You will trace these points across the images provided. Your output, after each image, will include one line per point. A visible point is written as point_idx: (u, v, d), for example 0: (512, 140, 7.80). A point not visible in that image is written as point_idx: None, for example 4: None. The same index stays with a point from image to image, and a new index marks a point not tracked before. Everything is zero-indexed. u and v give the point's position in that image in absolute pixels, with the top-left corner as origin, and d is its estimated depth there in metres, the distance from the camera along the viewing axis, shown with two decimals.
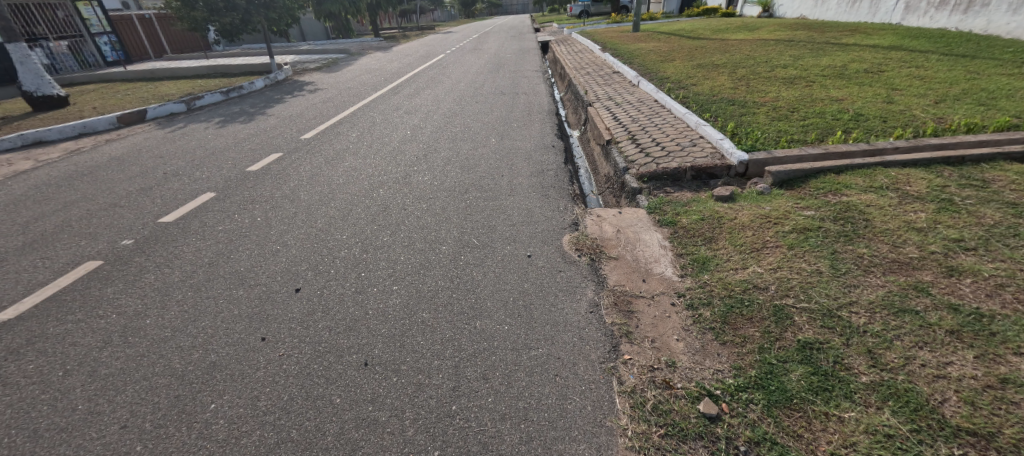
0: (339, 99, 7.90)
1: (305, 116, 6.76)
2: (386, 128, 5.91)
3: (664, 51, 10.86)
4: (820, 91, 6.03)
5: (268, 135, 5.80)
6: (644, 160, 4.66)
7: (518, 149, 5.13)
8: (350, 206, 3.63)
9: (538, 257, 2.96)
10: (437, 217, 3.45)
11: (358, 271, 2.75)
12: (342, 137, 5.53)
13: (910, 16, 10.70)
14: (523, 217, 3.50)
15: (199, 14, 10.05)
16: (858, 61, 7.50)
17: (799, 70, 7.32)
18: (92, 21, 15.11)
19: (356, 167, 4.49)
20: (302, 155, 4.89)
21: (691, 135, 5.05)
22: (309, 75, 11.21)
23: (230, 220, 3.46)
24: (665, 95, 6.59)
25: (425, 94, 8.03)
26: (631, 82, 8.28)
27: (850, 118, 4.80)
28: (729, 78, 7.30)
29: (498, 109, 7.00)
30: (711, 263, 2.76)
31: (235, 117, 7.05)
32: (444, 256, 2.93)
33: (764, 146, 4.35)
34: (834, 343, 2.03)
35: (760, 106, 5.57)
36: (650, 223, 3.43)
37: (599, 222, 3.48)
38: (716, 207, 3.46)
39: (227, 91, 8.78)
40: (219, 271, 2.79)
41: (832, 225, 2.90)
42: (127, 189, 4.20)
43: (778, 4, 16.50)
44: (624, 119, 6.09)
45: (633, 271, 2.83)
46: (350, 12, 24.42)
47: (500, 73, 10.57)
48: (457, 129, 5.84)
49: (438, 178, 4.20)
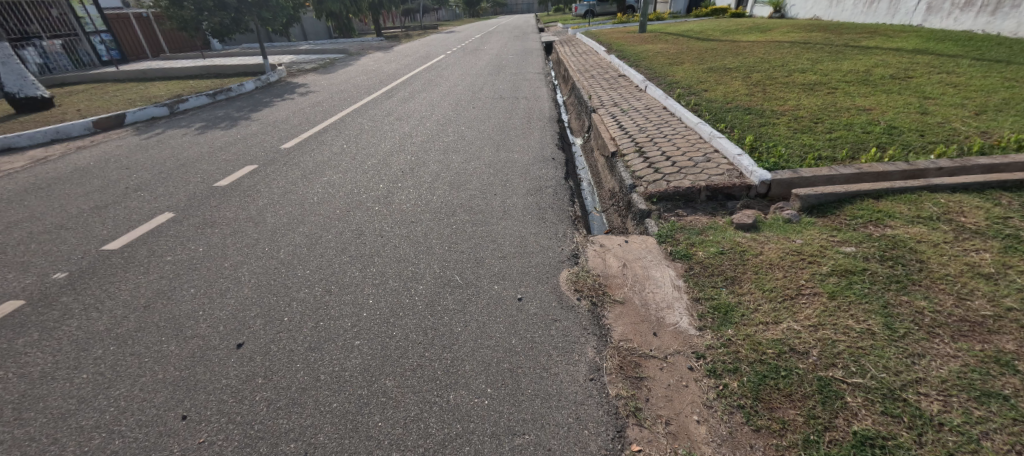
0: (329, 103, 7.48)
1: (291, 122, 6.34)
2: (374, 136, 5.48)
3: (673, 54, 10.37)
4: (844, 99, 5.55)
5: (247, 143, 5.40)
6: (653, 177, 4.22)
7: (515, 163, 4.69)
8: (321, 232, 3.21)
9: (529, 300, 2.52)
10: (418, 246, 3.03)
11: (316, 319, 2.33)
12: (325, 147, 5.11)
13: (933, 17, 10.19)
14: (516, 246, 3.07)
15: (188, 13, 9.66)
16: (883, 66, 7.02)
17: (819, 75, 6.84)
18: (87, 20, 14.79)
19: (335, 183, 4.06)
20: (279, 169, 4.48)
21: (705, 148, 4.60)
22: (303, 77, 10.81)
23: (183, 247, 3.05)
24: (674, 102, 6.14)
25: (419, 99, 7.59)
26: (638, 86, 7.82)
27: (883, 131, 4.34)
28: (743, 83, 6.82)
29: (496, 115, 6.57)
30: (735, 313, 2.31)
31: (217, 122, 6.65)
32: (420, 299, 2.50)
33: (788, 163, 3.89)
34: (903, 440, 1.61)
35: (780, 117, 5.10)
36: (662, 256, 2.99)
37: (602, 254, 3.04)
38: (737, 238, 3.01)
39: (214, 93, 8.40)
40: (153, 316, 2.37)
41: (879, 266, 2.45)
42: (80, 207, 3.80)
43: (790, 5, 15.98)
44: (631, 129, 5.63)
45: (641, 320, 2.39)
46: (352, 11, 24.07)
47: (501, 75, 10.13)
48: (451, 139, 5.40)
49: (423, 197, 3.77)
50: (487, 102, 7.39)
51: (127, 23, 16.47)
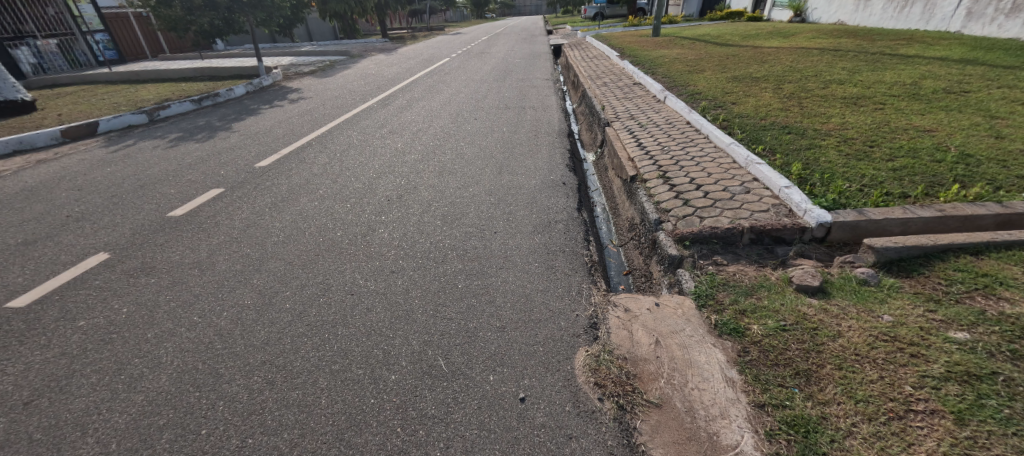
0: (319, 112, 6.89)
1: (273, 134, 5.75)
2: (363, 154, 4.87)
3: (691, 60, 9.69)
4: (897, 118, 4.92)
5: (220, 160, 4.80)
6: (684, 211, 3.57)
7: (520, 189, 4.05)
8: (276, 285, 2.59)
9: (535, 401, 1.91)
10: (395, 310, 2.41)
11: (247, 433, 1.73)
12: (305, 166, 4.50)
13: (974, 23, 9.49)
14: (521, 310, 2.45)
15: (176, 12, 9.11)
16: (931, 78, 6.38)
17: (860, 88, 6.18)
18: (84, 18, 14.34)
19: (306, 215, 3.44)
20: (248, 194, 3.87)
21: (742, 176, 3.95)
22: (299, 81, 10.24)
23: (102, 305, 2.43)
24: (699, 116, 5.51)
25: (418, 108, 6.98)
26: (656, 96, 7.17)
27: (955, 161, 3.71)
28: (775, 95, 6.16)
29: (500, 128, 5.96)
30: (821, 435, 1.71)
31: (195, 132, 6.06)
32: (387, 399, 1.88)
33: (849, 200, 3.26)
34: None
35: (826, 138, 4.45)
36: (704, 328, 2.35)
37: (627, 324, 2.39)
38: (801, 308, 2.37)
39: (200, 99, 7.86)
40: (30, 422, 1.78)
41: (1013, 370, 1.84)
42: (5, 242, 3.21)
43: (811, 9, 15.26)
44: (652, 147, 4.98)
45: (689, 440, 1.77)
46: (357, 11, 23.58)
47: (506, 81, 9.49)
48: (448, 157, 4.77)
49: (410, 235, 3.16)
50: (490, 113, 6.77)
51: (126, 23, 15.99)
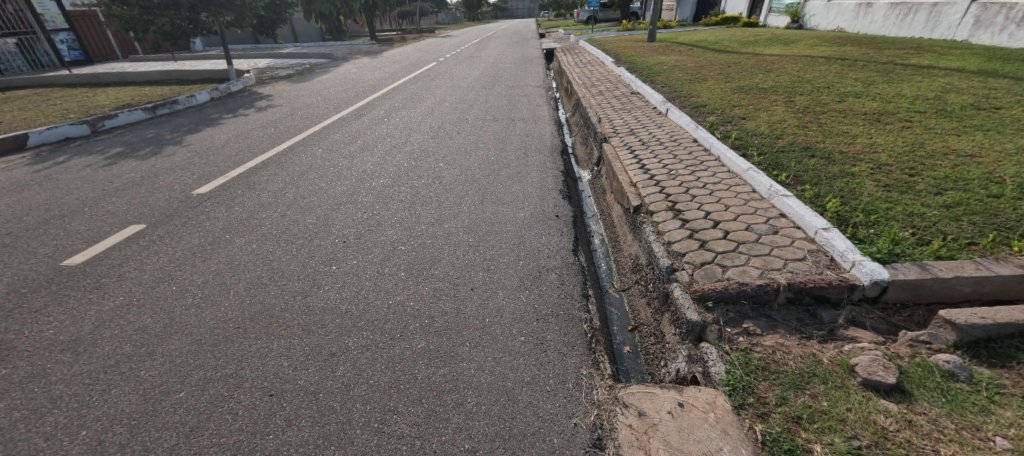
0: (285, 123, 6.19)
1: (226, 150, 5.04)
2: (325, 177, 4.19)
3: (690, 67, 9.13)
4: (931, 139, 4.36)
5: (155, 184, 4.10)
6: (701, 257, 2.96)
7: (504, 225, 3.40)
8: (170, 380, 1.92)
9: None
10: (324, 424, 1.75)
11: None
12: (253, 193, 3.82)
13: (983, 32, 9.09)
14: (498, 421, 1.81)
15: (133, 12, 8.35)
16: (955, 92, 5.89)
17: (881, 102, 5.65)
18: (47, 17, 13.46)
19: (237, 265, 2.77)
20: (172, 232, 3.17)
21: (766, 210, 3.37)
22: (271, 86, 9.49)
23: None
24: (707, 134, 4.93)
25: (395, 119, 6.34)
26: (656, 108, 6.59)
27: (1016, 196, 3.14)
28: (789, 109, 5.60)
29: (485, 144, 5.33)
30: None
31: (138, 147, 5.33)
32: None
33: (906, 248, 2.66)
34: None
35: (857, 164, 3.88)
36: (746, 446, 1.73)
37: (642, 441, 1.76)
38: (877, 419, 1.78)
39: (154, 107, 7.10)
40: None
41: None
42: None
43: (809, 15, 14.86)
44: (657, 170, 4.39)
45: None
46: (342, 12, 22.82)
47: (495, 89, 8.85)
48: (423, 183, 4.11)
49: (364, 296, 2.50)
50: (475, 125, 6.14)
51: (94, 22, 15.10)
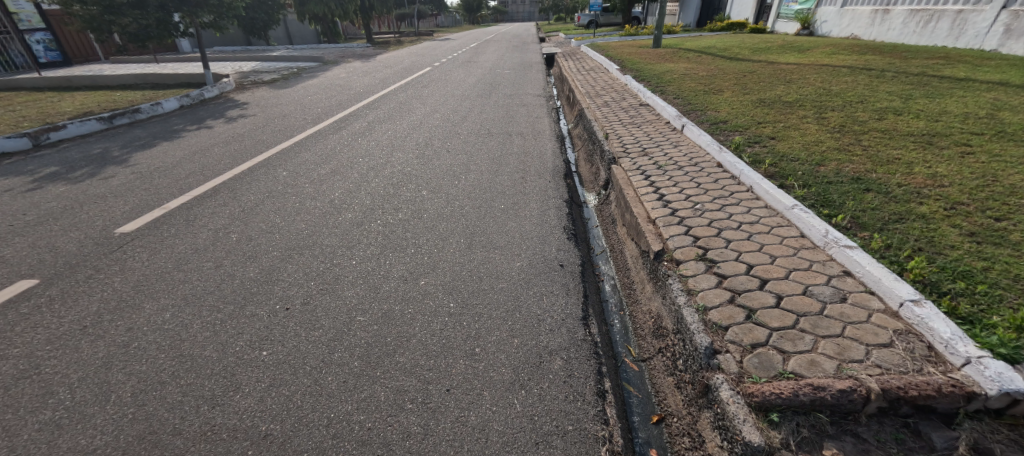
0: (253, 137, 5.49)
1: (177, 171, 4.36)
2: (282, 211, 3.48)
3: (703, 77, 8.45)
4: (1002, 169, 3.69)
5: (75, 217, 3.40)
6: (750, 334, 2.26)
7: (495, 281, 2.70)
8: None
9: None
10: None
11: None
12: (189, 233, 3.13)
13: (1015, 41, 8.42)
14: None
15: (97, 12, 7.64)
16: (1008, 109, 5.21)
17: (927, 121, 4.97)
18: (21, 16, 12.74)
19: (134, 349, 2.07)
20: (67, 293, 2.48)
21: (825, 266, 2.68)
22: (250, 93, 8.77)
23: None
24: (734, 157, 4.25)
25: (377, 134, 5.66)
26: (670, 122, 5.91)
27: None
28: (823, 128, 4.94)
29: (478, 166, 4.64)
30: None
31: (78, 166, 4.63)
32: None
33: None
34: None
35: (926, 201, 3.20)
36: None
37: None
38: None
39: (112, 116, 6.39)
40: None
41: None
42: None
43: (820, 21, 14.21)
44: (679, 202, 3.69)
45: None
46: (337, 14, 22.13)
47: (492, 98, 8.17)
48: (399, 218, 3.41)
49: (296, 405, 1.81)
50: (468, 141, 5.46)
51: None
